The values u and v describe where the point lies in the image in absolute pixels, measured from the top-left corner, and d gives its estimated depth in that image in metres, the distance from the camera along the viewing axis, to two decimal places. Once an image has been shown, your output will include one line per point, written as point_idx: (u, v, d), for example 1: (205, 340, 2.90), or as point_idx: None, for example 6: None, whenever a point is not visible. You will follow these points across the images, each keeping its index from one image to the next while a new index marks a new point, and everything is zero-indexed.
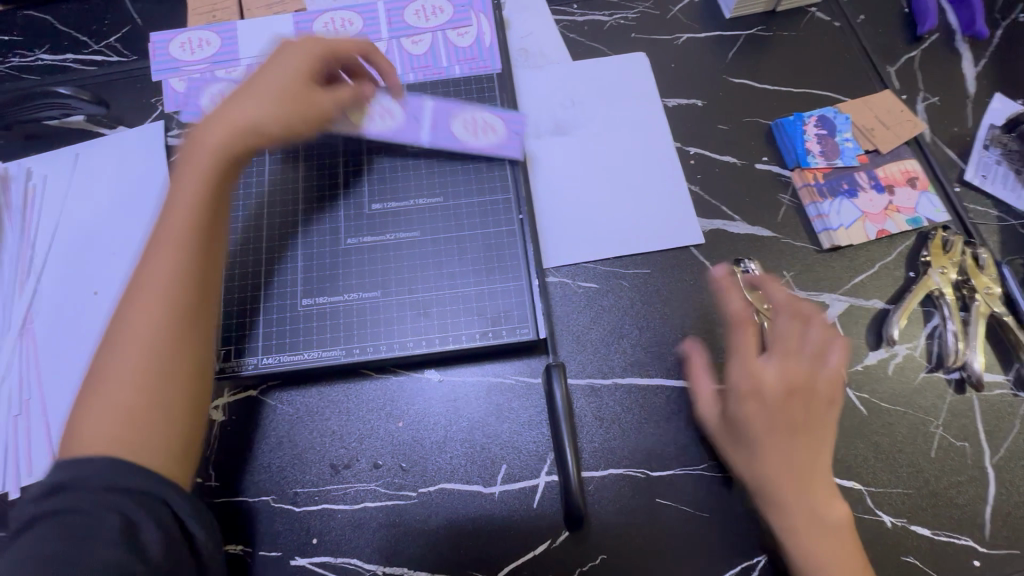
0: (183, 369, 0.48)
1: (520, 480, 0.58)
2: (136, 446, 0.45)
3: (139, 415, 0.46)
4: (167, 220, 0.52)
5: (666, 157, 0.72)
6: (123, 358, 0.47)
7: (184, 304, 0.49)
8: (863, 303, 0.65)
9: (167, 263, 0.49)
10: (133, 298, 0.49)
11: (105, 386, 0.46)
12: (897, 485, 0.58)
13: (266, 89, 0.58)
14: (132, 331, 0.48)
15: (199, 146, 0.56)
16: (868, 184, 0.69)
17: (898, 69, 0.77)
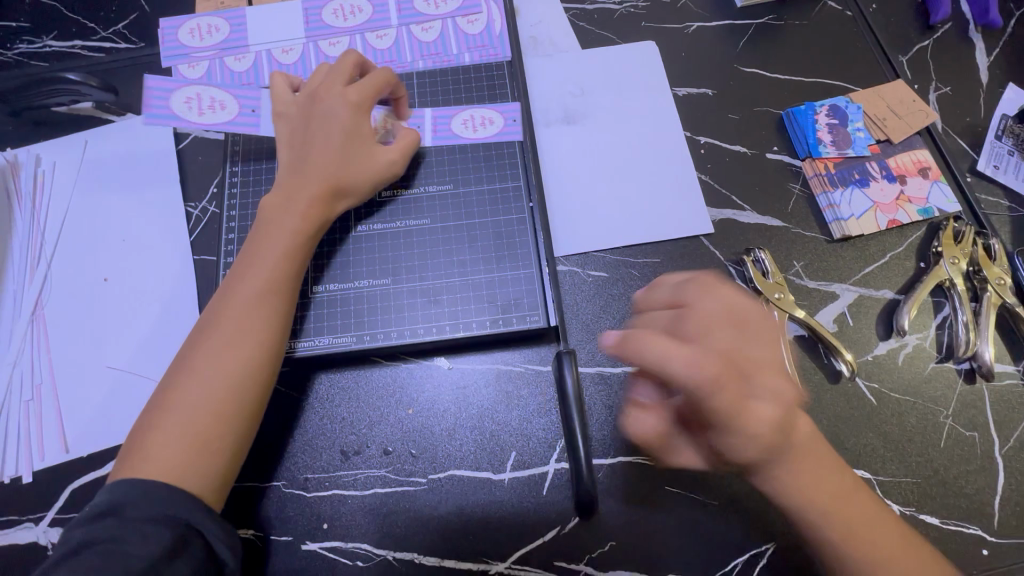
0: (237, 406, 0.51)
1: (530, 467, 0.59)
2: (191, 470, 0.48)
3: (202, 444, 0.49)
4: (253, 266, 0.56)
5: (676, 146, 0.71)
6: (191, 384, 0.51)
7: (253, 348, 0.52)
8: (874, 294, 0.65)
9: (245, 303, 0.54)
10: (215, 332, 0.53)
11: (172, 407, 0.50)
12: (906, 474, 0.58)
13: (333, 139, 0.60)
14: (204, 367, 0.51)
15: (281, 195, 0.59)
16: (879, 175, 0.68)
17: (910, 59, 0.76)
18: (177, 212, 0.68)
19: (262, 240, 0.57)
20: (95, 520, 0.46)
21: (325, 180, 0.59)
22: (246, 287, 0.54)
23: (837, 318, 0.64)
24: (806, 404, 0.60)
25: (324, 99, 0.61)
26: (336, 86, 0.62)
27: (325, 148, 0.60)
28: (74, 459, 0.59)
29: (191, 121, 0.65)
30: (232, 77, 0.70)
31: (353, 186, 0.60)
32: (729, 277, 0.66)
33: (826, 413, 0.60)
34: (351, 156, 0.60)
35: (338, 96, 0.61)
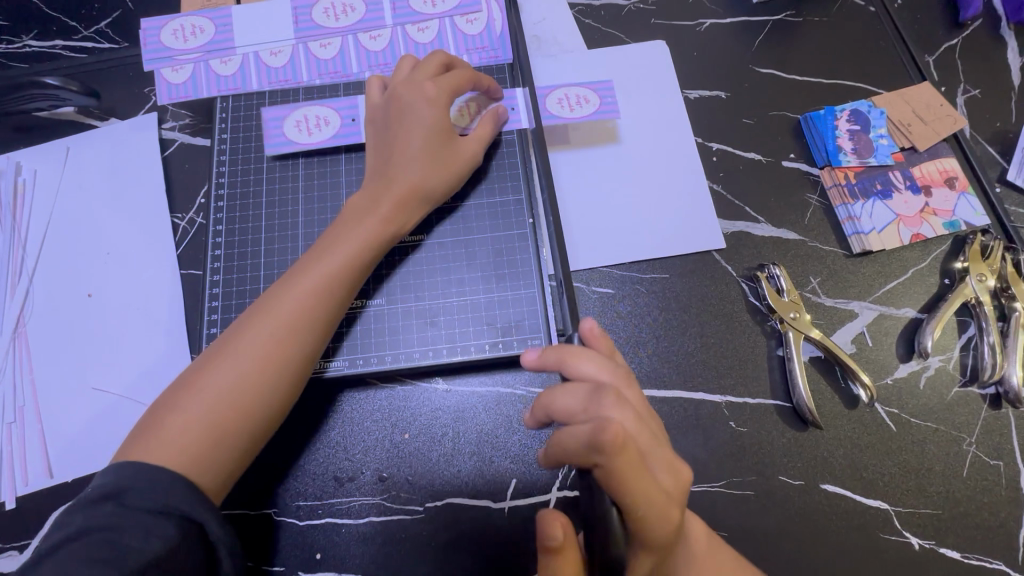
0: (262, 405, 0.48)
1: (531, 496, 0.56)
2: (204, 461, 0.46)
3: (222, 439, 0.47)
4: (318, 258, 0.53)
5: (687, 153, 0.68)
6: (226, 370, 0.48)
7: (290, 350, 0.50)
8: (895, 312, 0.62)
9: (299, 301, 0.51)
10: (264, 319, 0.50)
11: (199, 392, 0.48)
12: (926, 505, 0.55)
13: (414, 139, 0.57)
14: (241, 358, 0.49)
15: (361, 194, 0.57)
16: (902, 185, 0.65)
17: (937, 59, 0.72)
18: (163, 223, 0.65)
19: (330, 237, 0.55)
20: (96, 505, 0.42)
21: (400, 185, 0.56)
22: (305, 283, 0.51)
23: (855, 339, 0.61)
24: (821, 431, 0.57)
25: (406, 94, 0.58)
26: (419, 82, 0.58)
27: (405, 149, 0.57)
28: (57, 484, 0.57)
29: (304, 144, 0.64)
30: (218, 83, 0.67)
31: (431, 193, 0.58)
32: (741, 294, 0.63)
33: (842, 440, 0.57)
34: (431, 159, 0.57)
35: (419, 91, 0.58)
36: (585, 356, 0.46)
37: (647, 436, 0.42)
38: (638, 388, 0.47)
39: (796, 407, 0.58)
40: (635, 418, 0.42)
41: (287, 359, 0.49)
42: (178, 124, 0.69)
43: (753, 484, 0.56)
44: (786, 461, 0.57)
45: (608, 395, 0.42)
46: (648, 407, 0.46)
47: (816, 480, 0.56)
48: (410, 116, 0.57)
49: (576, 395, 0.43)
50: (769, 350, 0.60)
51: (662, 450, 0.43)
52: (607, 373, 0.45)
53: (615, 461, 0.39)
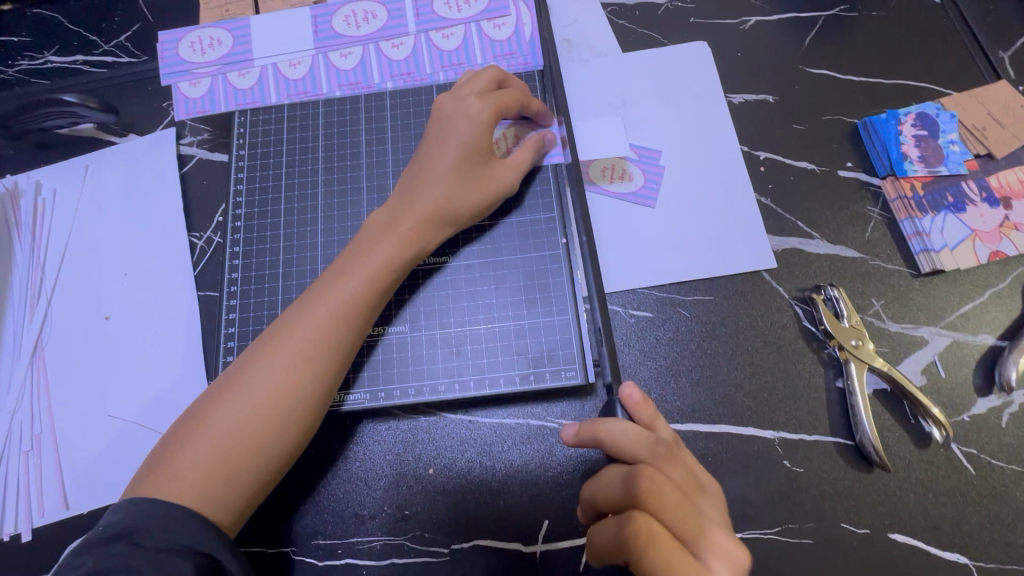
0: (278, 438, 0.45)
1: (564, 539, 0.52)
2: (214, 496, 0.43)
3: (233, 473, 0.44)
4: (337, 281, 0.50)
5: (731, 164, 0.62)
6: (238, 403, 0.45)
7: (305, 378, 0.46)
8: (970, 340, 0.55)
9: (315, 330, 0.47)
10: (279, 348, 0.47)
11: (212, 423, 0.45)
12: (1014, 560, 0.49)
13: (446, 156, 0.54)
14: (255, 387, 0.45)
15: (384, 211, 0.54)
16: (978, 197, 0.58)
17: (1012, 55, 0.65)
18: (180, 243, 0.63)
19: (349, 257, 0.51)
20: (107, 544, 0.39)
21: (427, 204, 0.53)
22: (322, 309, 0.48)
23: (926, 369, 0.55)
24: (888, 473, 0.52)
25: (448, 106, 0.55)
26: (464, 100, 0.55)
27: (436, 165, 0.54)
28: (73, 516, 0.55)
29: None
30: (237, 96, 0.65)
31: (459, 214, 0.54)
32: (795, 318, 0.57)
33: (915, 484, 0.51)
34: (462, 177, 0.54)
35: (462, 108, 0.54)
36: (619, 430, 0.43)
37: (691, 518, 0.40)
38: (684, 463, 0.43)
39: (859, 446, 0.52)
40: (674, 500, 0.40)
41: (299, 391, 0.46)
42: (196, 139, 0.67)
43: (812, 532, 0.51)
44: (848, 507, 0.51)
45: (641, 482, 0.40)
46: (696, 481, 0.43)
47: (883, 528, 0.51)
48: (446, 136, 0.54)
49: (613, 486, 0.41)
50: (827, 381, 0.55)
51: (715, 533, 0.40)
52: (645, 447, 0.42)
53: (645, 553, 0.38)
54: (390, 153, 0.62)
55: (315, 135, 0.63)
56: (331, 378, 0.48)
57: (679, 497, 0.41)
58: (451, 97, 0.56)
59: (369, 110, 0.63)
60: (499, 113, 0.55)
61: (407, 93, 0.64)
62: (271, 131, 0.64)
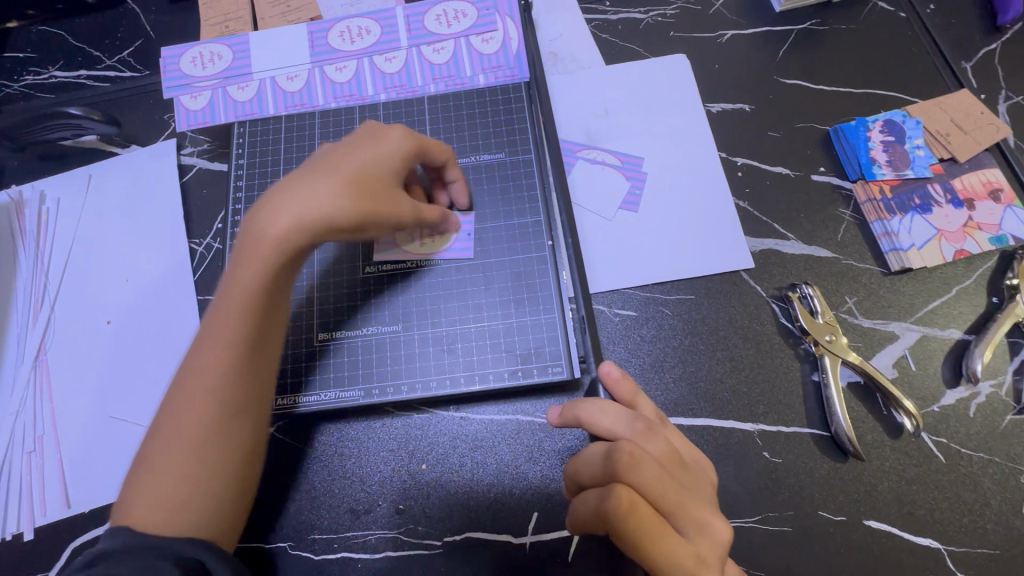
0: (216, 464, 0.44)
1: (553, 530, 0.53)
2: (178, 521, 0.42)
3: (179, 501, 0.43)
4: (227, 298, 0.46)
5: (710, 169, 0.65)
6: (163, 441, 0.44)
7: (222, 400, 0.45)
8: (939, 334, 0.58)
9: (217, 352, 0.45)
10: (184, 382, 0.45)
11: (147, 467, 0.43)
12: (983, 544, 0.51)
13: (342, 163, 0.51)
14: (172, 426, 0.44)
15: (252, 215, 0.48)
16: (943, 199, 0.61)
17: (974, 65, 0.68)
18: (181, 249, 0.65)
19: (231, 272, 0.47)
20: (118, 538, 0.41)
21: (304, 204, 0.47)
22: (219, 327, 0.46)
23: (897, 362, 0.57)
24: (863, 462, 0.54)
25: (356, 132, 0.54)
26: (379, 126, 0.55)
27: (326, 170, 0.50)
28: (75, 514, 0.56)
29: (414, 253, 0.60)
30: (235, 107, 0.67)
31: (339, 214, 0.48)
32: (772, 315, 0.60)
33: (888, 472, 0.54)
34: (367, 184, 0.50)
35: (371, 137, 0.53)
36: (599, 410, 0.45)
37: (672, 494, 0.41)
38: (663, 439, 0.44)
39: (834, 437, 0.54)
40: (654, 476, 0.41)
41: (215, 412, 0.44)
42: (196, 149, 0.69)
43: (791, 520, 0.53)
44: (825, 495, 0.53)
45: (620, 456, 0.41)
46: (677, 457, 0.43)
47: (859, 515, 0.53)
48: (342, 152, 0.52)
49: (593, 461, 0.43)
50: (803, 374, 0.57)
51: (696, 508, 0.41)
52: (623, 424, 0.43)
53: (624, 522, 0.39)
54: None
55: (312, 145, 0.66)
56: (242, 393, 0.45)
57: (659, 467, 0.42)
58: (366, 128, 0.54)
59: (363, 120, 0.66)
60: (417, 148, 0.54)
61: (400, 105, 0.67)
62: (269, 142, 0.66)
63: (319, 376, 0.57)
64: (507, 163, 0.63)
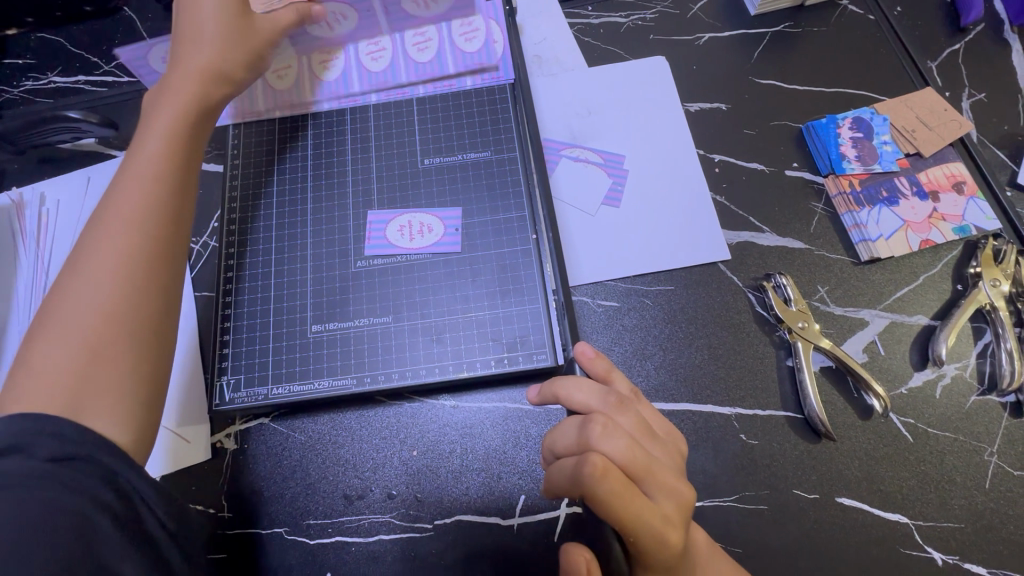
0: (139, 320, 0.47)
1: (540, 512, 0.55)
2: (90, 398, 0.43)
3: (91, 355, 0.44)
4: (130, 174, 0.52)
5: (688, 165, 0.68)
6: (74, 310, 0.46)
7: (139, 254, 0.49)
8: (907, 320, 0.61)
9: (133, 212, 0.50)
10: (95, 250, 0.48)
11: (52, 342, 0.45)
12: (950, 519, 0.54)
13: (199, 54, 0.58)
14: (82, 287, 0.46)
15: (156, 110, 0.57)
16: (909, 191, 0.64)
17: (939, 65, 0.72)
18: None
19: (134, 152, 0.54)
20: None
21: (189, 85, 0.58)
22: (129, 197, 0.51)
23: (867, 348, 0.60)
24: (834, 442, 0.56)
25: (186, 17, 0.59)
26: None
27: (179, 76, 0.58)
28: None
29: (404, 249, 0.62)
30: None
31: (225, 73, 0.59)
32: (749, 305, 0.62)
33: (859, 452, 0.56)
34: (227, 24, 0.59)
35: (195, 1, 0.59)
36: (575, 386, 0.47)
37: (641, 460, 0.43)
38: (634, 412, 0.46)
39: (807, 419, 0.57)
40: (625, 445, 0.42)
41: (137, 267, 0.48)
42: None
43: (767, 498, 0.55)
44: (799, 475, 0.56)
45: (594, 427, 0.43)
46: (647, 428, 0.46)
47: (831, 493, 0.55)
48: (201, 48, 0.59)
49: (569, 434, 0.45)
50: (779, 360, 0.60)
51: (662, 473, 0.43)
52: (596, 399, 0.46)
53: (600, 490, 0.40)
54: (374, 161, 0.67)
55: (305, 146, 0.68)
56: (160, 244, 0.50)
57: (630, 436, 0.44)
58: (187, 8, 0.60)
59: (354, 121, 0.69)
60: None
61: (389, 107, 0.69)
62: (263, 143, 0.68)
63: (314, 366, 0.59)
64: (492, 161, 0.66)
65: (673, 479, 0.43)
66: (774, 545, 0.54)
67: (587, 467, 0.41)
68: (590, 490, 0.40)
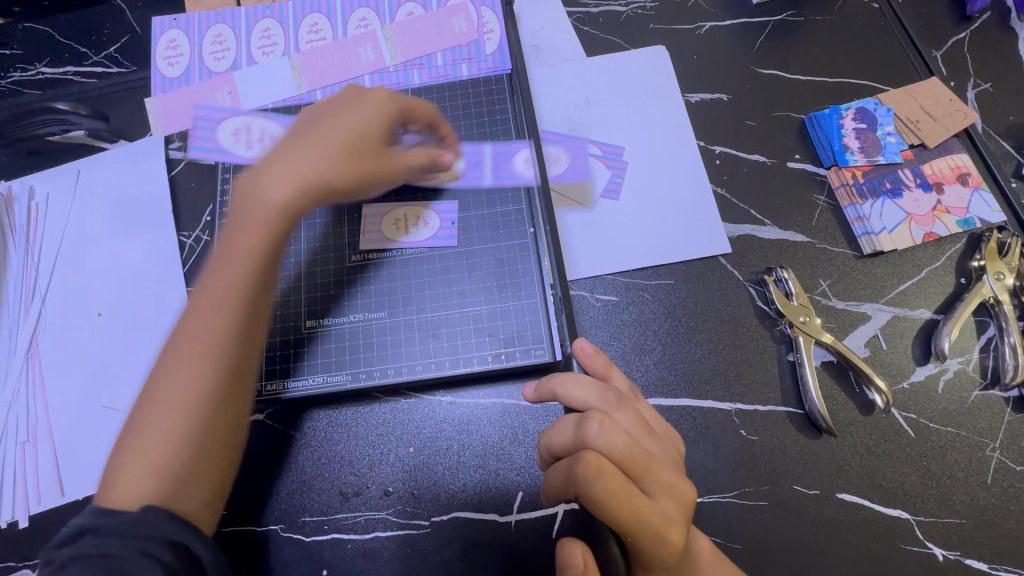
0: (227, 420, 0.42)
1: (538, 508, 0.55)
2: (177, 492, 0.39)
3: (179, 466, 0.40)
4: (222, 257, 0.45)
5: (689, 157, 0.67)
6: (160, 407, 0.40)
7: (221, 342, 0.42)
8: (909, 314, 0.60)
9: (222, 296, 0.43)
10: (182, 339, 0.42)
11: (141, 440, 0.40)
12: (951, 515, 0.53)
13: (342, 126, 0.51)
14: (167, 386, 0.41)
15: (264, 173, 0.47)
16: (913, 183, 0.63)
17: (944, 54, 0.70)
18: (170, 242, 0.66)
19: (229, 237, 0.46)
20: None
21: (309, 167, 0.47)
22: (224, 279, 0.44)
23: (868, 342, 0.59)
24: (835, 438, 0.56)
25: (346, 96, 0.54)
26: (362, 86, 0.54)
27: (318, 140, 0.49)
28: (69, 502, 0.57)
29: (399, 242, 0.61)
30: (209, 77, 0.70)
31: (344, 178, 0.49)
32: (749, 299, 0.61)
33: (860, 447, 0.56)
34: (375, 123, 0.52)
35: (350, 96, 0.53)
36: (572, 383, 0.46)
37: (640, 458, 0.42)
38: (633, 410, 0.46)
39: (808, 414, 0.56)
40: (623, 442, 0.41)
41: (227, 358, 0.42)
42: (184, 143, 0.70)
43: (767, 494, 0.54)
44: (800, 471, 0.55)
45: (590, 424, 0.42)
46: (646, 425, 0.45)
47: (832, 489, 0.54)
48: (364, 111, 0.52)
49: (565, 431, 0.44)
50: (779, 355, 0.59)
51: (661, 471, 0.42)
52: (595, 396, 0.45)
53: (595, 488, 0.39)
54: None
55: None
56: (249, 334, 0.44)
57: (628, 433, 0.43)
58: (331, 99, 0.54)
59: None
60: (391, 95, 0.54)
61: None
62: (256, 135, 0.67)
63: (308, 361, 0.58)
64: (489, 153, 0.65)
65: (672, 477, 0.43)
66: (774, 541, 0.53)
67: (582, 464, 0.40)
68: (584, 488, 0.39)
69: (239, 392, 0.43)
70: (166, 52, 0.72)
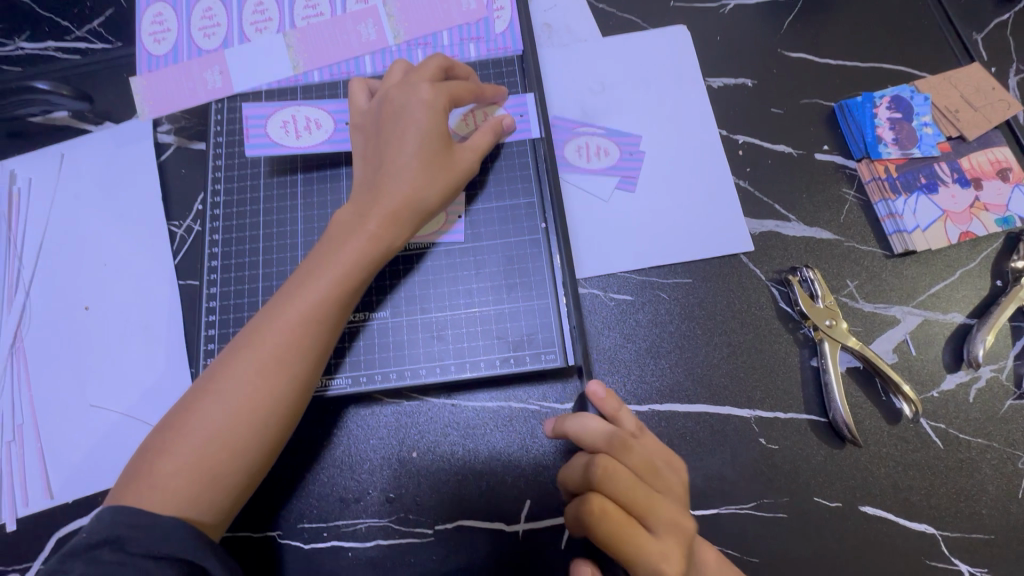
0: (267, 440, 0.45)
1: (546, 518, 0.53)
2: (202, 498, 0.43)
3: (217, 475, 0.43)
4: (307, 277, 0.48)
5: (710, 147, 0.63)
6: (210, 413, 0.44)
7: (280, 367, 0.45)
8: (940, 318, 0.57)
9: (289, 324, 0.46)
10: (245, 354, 0.46)
11: (188, 435, 0.44)
12: (979, 530, 0.51)
13: (408, 144, 0.52)
14: (224, 396, 0.44)
15: (350, 208, 0.52)
16: (950, 178, 0.59)
17: (986, 38, 0.65)
18: (160, 232, 0.63)
19: (318, 257, 0.50)
20: (91, 551, 0.39)
21: (393, 196, 0.51)
22: (291, 308, 0.47)
23: (897, 347, 0.56)
24: (860, 448, 0.53)
25: (399, 98, 0.53)
26: (415, 81, 0.54)
27: (399, 155, 0.52)
28: (57, 505, 0.55)
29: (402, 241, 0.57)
30: (199, 55, 0.65)
31: (427, 206, 0.52)
32: (771, 299, 0.58)
33: (886, 457, 0.53)
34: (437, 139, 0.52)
35: (414, 93, 0.53)
36: (582, 424, 0.45)
37: (644, 499, 0.42)
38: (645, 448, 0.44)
39: (832, 423, 0.53)
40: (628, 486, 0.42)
41: (281, 385, 0.45)
42: (174, 126, 0.66)
43: (786, 506, 0.52)
44: (822, 482, 0.53)
45: (597, 471, 0.42)
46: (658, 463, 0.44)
47: (854, 501, 0.52)
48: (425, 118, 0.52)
49: (575, 472, 0.44)
50: (802, 360, 0.56)
51: (669, 509, 0.43)
52: (602, 439, 0.44)
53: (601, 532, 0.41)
54: None
55: None
56: (306, 364, 0.46)
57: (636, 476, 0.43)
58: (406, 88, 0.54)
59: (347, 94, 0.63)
60: (453, 101, 0.54)
61: None
62: None
63: None
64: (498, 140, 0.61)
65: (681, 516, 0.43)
66: (793, 555, 0.51)
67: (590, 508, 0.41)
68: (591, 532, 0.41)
69: (283, 415, 0.46)
70: (150, 26, 0.67)
